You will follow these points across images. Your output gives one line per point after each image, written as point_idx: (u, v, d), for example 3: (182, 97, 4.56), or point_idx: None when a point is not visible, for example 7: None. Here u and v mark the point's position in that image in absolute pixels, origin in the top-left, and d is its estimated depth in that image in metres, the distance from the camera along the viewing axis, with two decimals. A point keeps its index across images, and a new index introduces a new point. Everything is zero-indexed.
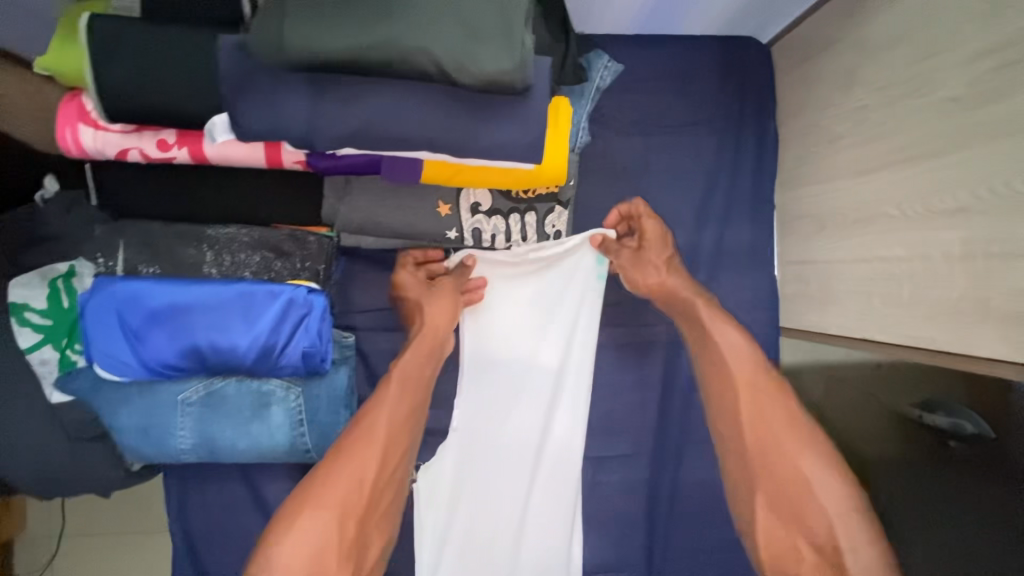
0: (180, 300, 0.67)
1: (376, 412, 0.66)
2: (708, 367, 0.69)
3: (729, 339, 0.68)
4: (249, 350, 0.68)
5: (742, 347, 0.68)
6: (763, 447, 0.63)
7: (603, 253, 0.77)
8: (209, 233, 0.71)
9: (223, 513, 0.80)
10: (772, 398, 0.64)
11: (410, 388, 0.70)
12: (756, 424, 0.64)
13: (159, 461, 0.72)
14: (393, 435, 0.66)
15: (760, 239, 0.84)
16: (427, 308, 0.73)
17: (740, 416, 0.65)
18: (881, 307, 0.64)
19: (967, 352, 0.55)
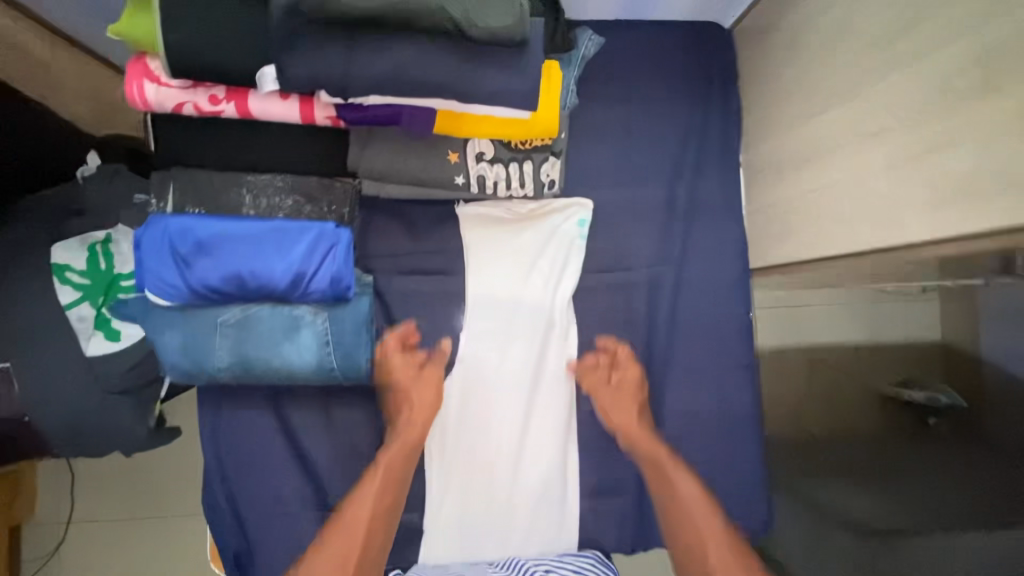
0: (223, 232, 0.77)
1: (360, 503, 0.77)
2: (665, 510, 0.82)
3: (684, 481, 0.82)
4: (284, 275, 0.77)
5: (698, 498, 0.81)
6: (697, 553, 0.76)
7: (585, 216, 0.92)
8: (248, 179, 0.81)
9: (252, 442, 0.87)
10: (712, 527, 0.78)
11: (389, 487, 0.80)
12: (698, 549, 0.77)
13: (200, 379, 0.80)
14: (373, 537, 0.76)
15: (729, 192, 0.96)
16: (413, 395, 0.86)
17: (687, 540, 0.78)
18: (830, 227, 0.75)
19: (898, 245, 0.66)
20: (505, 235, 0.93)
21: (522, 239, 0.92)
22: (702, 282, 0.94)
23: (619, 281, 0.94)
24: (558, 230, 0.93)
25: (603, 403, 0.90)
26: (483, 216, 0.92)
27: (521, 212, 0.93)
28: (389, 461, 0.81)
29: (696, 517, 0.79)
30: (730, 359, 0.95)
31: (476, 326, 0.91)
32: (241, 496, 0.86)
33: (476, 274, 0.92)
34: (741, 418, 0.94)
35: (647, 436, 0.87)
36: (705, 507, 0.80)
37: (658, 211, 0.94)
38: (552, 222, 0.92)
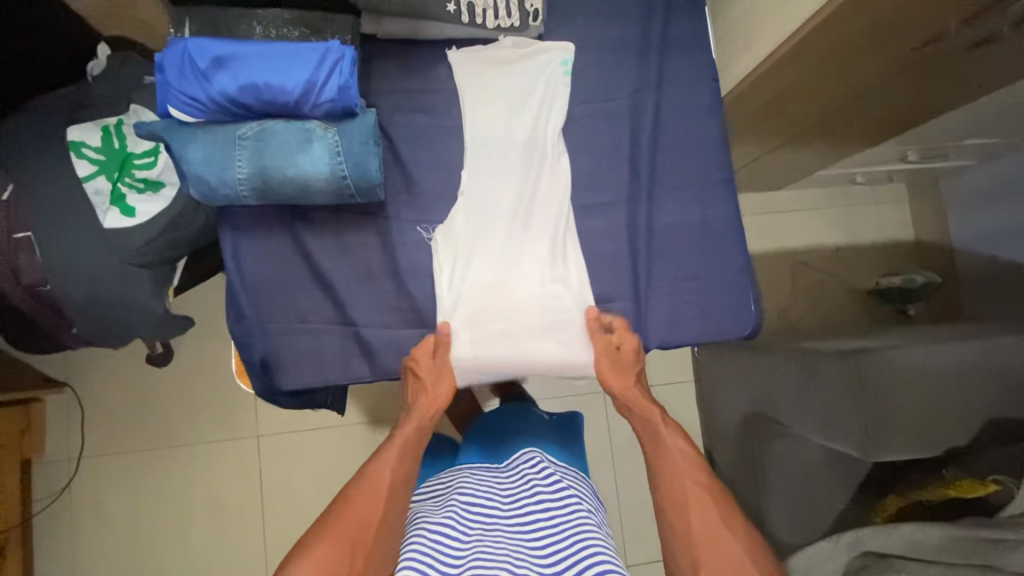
0: (237, 49, 0.83)
1: (373, 474, 0.78)
2: (650, 456, 0.84)
3: (676, 438, 0.83)
4: (295, 87, 0.84)
5: (689, 453, 0.82)
6: (676, 514, 0.76)
7: (569, 56, 0.99)
8: (258, 11, 0.89)
9: (272, 265, 0.92)
10: (695, 476, 0.79)
11: (405, 460, 0.82)
12: (680, 493, 0.77)
13: (221, 192, 0.86)
14: (394, 500, 0.77)
15: (697, 27, 1.05)
16: (427, 391, 0.88)
17: (663, 483, 0.80)
18: None
19: None
20: (496, 71, 0.99)
21: (513, 75, 0.99)
22: (678, 107, 1.03)
23: (603, 111, 1.02)
24: (546, 66, 0.99)
25: (601, 367, 0.92)
26: (475, 55, 0.99)
27: (512, 52, 1.00)
28: (404, 438, 0.84)
29: (683, 468, 0.79)
30: (708, 176, 1.02)
31: (475, 154, 0.97)
32: (264, 312, 0.92)
33: (472, 108, 0.98)
34: (723, 229, 1.02)
35: (645, 400, 0.90)
36: (692, 463, 0.80)
37: (635, 47, 1.03)
38: (539, 58, 0.99)
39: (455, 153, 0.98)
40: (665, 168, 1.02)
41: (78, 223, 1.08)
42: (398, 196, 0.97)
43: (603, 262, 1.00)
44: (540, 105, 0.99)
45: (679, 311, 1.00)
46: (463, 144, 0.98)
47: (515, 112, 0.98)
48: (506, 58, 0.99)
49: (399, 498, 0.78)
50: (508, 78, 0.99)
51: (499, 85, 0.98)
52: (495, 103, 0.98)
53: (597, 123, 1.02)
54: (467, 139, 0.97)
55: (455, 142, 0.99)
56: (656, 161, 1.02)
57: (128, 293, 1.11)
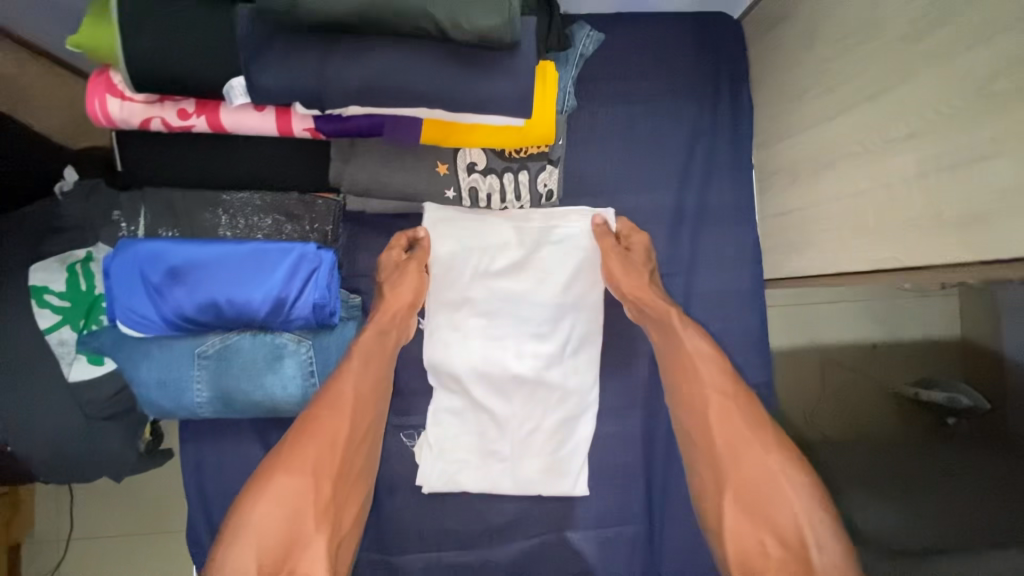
0: (196, 257, 0.72)
1: (341, 378, 0.69)
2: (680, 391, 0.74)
3: (694, 338, 0.74)
4: (263, 303, 0.72)
5: (711, 356, 0.73)
6: (699, 396, 0.72)
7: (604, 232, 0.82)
8: (224, 198, 0.76)
9: (238, 474, 0.82)
10: (720, 384, 0.71)
11: (373, 364, 0.73)
12: (702, 401, 0.71)
13: (177, 414, 0.75)
14: (360, 411, 0.69)
15: (741, 194, 0.89)
16: (391, 285, 0.76)
17: (692, 402, 0.72)
18: (853, 225, 0.69)
19: (920, 252, 0.60)
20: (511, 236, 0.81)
21: (530, 246, 0.81)
22: (713, 293, 0.89)
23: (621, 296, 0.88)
24: (573, 239, 0.82)
25: (614, 262, 0.78)
26: (482, 220, 0.81)
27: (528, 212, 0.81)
28: (367, 343, 0.73)
29: (705, 371, 0.72)
30: (743, 376, 0.89)
31: (482, 340, 0.81)
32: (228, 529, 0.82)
33: (473, 287, 0.81)
34: None
35: (658, 298, 0.78)
36: (721, 374, 0.72)
37: (664, 219, 0.89)
38: (564, 229, 0.82)
39: (451, 342, 0.80)
40: None
41: (37, 381, 0.98)
42: None
43: (617, 478, 0.87)
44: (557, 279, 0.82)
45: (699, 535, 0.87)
46: (462, 328, 0.81)
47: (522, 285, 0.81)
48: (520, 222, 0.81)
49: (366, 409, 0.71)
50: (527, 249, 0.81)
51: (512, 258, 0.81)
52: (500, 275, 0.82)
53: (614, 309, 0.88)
54: (473, 325, 0.81)
55: (454, 327, 0.81)
56: None
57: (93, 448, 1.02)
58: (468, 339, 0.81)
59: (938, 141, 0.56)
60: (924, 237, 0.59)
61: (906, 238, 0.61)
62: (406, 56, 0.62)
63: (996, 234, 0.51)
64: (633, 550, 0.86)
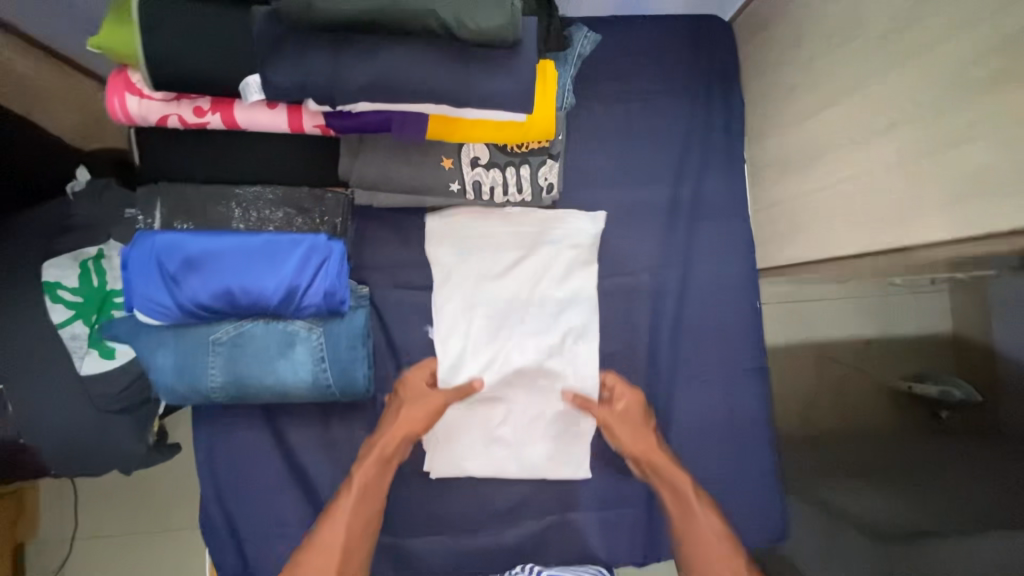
0: (211, 248, 0.75)
1: (334, 524, 0.72)
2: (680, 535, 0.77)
3: (709, 519, 0.76)
4: (276, 291, 0.75)
5: (714, 530, 0.75)
6: (706, 566, 0.73)
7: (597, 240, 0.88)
8: (237, 192, 0.79)
9: (248, 458, 0.85)
10: (722, 552, 0.73)
11: (366, 513, 0.75)
12: (710, 573, 0.72)
13: (192, 399, 0.78)
14: (353, 554, 0.72)
15: (734, 187, 0.93)
16: (403, 413, 0.80)
17: (692, 555, 0.75)
18: (841, 211, 0.72)
19: (904, 234, 0.63)
20: (510, 240, 0.87)
21: (528, 248, 0.87)
22: (708, 283, 0.92)
23: (620, 286, 0.92)
24: (569, 237, 0.87)
25: (615, 426, 0.83)
26: (482, 222, 0.86)
27: (526, 214, 0.86)
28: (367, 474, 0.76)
29: (710, 549, 0.74)
30: (738, 364, 0.92)
31: (487, 334, 0.86)
32: (238, 512, 0.84)
33: (478, 284, 0.86)
34: (749, 427, 0.92)
35: (671, 465, 0.81)
36: (723, 548, 0.73)
37: (660, 212, 0.92)
38: (559, 229, 0.87)
39: (457, 337, 0.85)
40: (688, 350, 0.91)
41: (51, 374, 1.01)
42: (390, 383, 0.88)
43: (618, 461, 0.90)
44: (552, 266, 0.87)
45: None
46: (468, 322, 0.86)
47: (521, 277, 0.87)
48: (518, 225, 0.87)
49: (358, 552, 0.72)
50: (526, 251, 0.87)
51: (512, 259, 0.87)
52: (498, 265, 0.87)
53: (612, 297, 0.92)
54: (478, 318, 0.86)
55: (461, 321, 0.86)
56: (677, 343, 0.91)
57: (105, 441, 1.04)
58: (473, 333, 0.85)
59: (919, 126, 0.59)
60: (906, 219, 0.62)
61: (890, 222, 0.64)
62: (415, 55, 0.65)
63: (972, 212, 0.55)
64: (633, 532, 0.89)
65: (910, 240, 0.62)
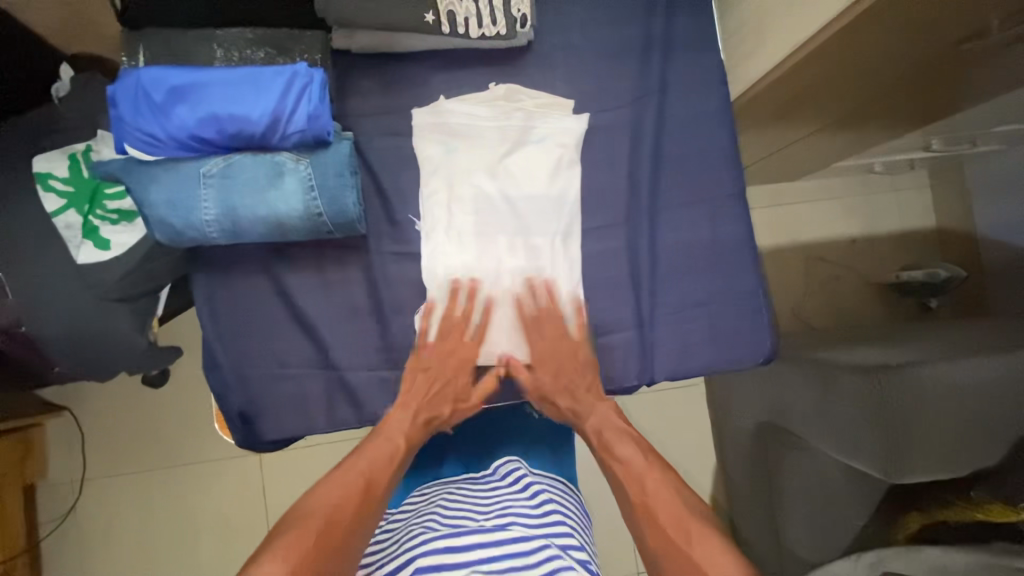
0: (195, 79, 0.76)
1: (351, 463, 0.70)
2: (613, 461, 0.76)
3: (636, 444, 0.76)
4: (261, 118, 0.77)
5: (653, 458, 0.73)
6: (640, 491, 0.70)
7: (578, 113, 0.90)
8: (218, 32, 0.81)
9: (247, 303, 0.87)
10: (664, 480, 0.70)
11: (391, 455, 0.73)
12: (649, 495, 0.69)
13: (188, 235, 0.80)
14: (369, 491, 0.68)
15: (704, 22, 0.95)
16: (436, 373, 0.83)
17: (632, 491, 0.71)
18: None
19: None
20: (495, 135, 0.91)
21: (513, 143, 0.91)
22: (683, 116, 0.95)
23: (599, 124, 0.94)
24: (555, 136, 0.91)
25: (552, 364, 0.86)
26: (474, 115, 0.90)
27: (512, 103, 0.91)
28: (388, 439, 0.75)
29: (647, 470, 0.72)
30: (719, 192, 0.94)
31: (471, 226, 0.89)
32: (241, 358, 0.86)
33: (465, 173, 0.89)
34: (735, 253, 0.94)
35: (606, 404, 0.83)
36: (656, 466, 0.72)
37: (634, 51, 0.94)
38: (545, 127, 0.91)
39: (444, 223, 0.88)
40: (669, 181, 0.94)
41: (50, 262, 1.02)
42: (381, 226, 0.90)
43: (609, 289, 0.93)
44: (534, 129, 0.91)
45: (688, 341, 0.93)
46: (452, 210, 0.88)
47: (507, 176, 0.89)
48: (502, 121, 0.90)
49: (371, 492, 0.68)
50: (511, 145, 0.90)
51: (499, 151, 0.90)
52: (477, 152, 0.90)
53: (591, 135, 0.94)
54: (464, 207, 0.88)
55: (444, 209, 0.88)
56: (658, 175, 0.94)
57: (107, 332, 1.06)
58: (455, 224, 0.88)
59: None
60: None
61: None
62: None
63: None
64: (629, 358, 0.91)
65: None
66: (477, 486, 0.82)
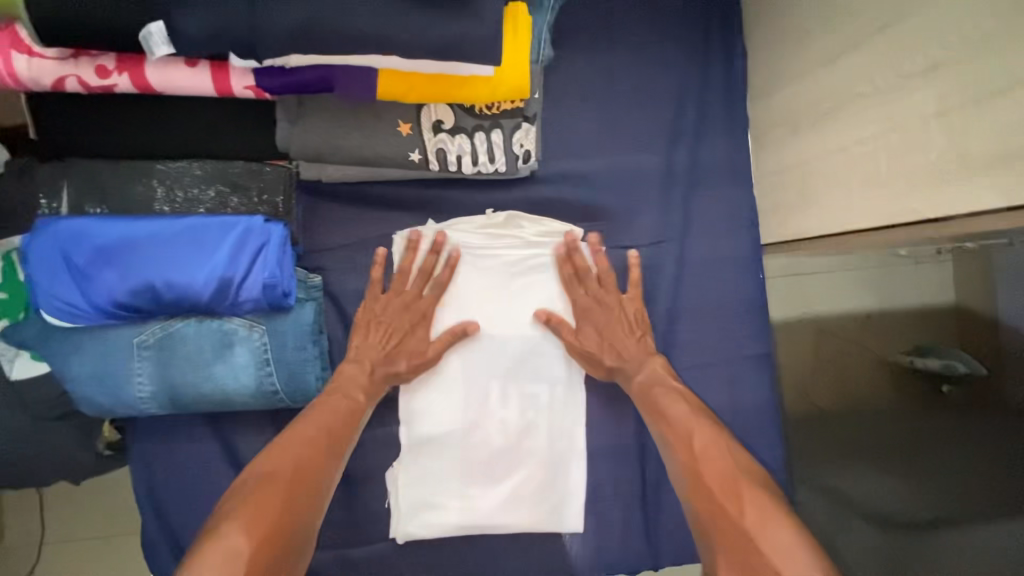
0: (128, 235, 0.64)
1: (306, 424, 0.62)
2: (662, 427, 0.66)
3: (683, 408, 0.67)
4: (206, 284, 0.64)
5: (703, 431, 0.63)
6: (706, 468, 0.59)
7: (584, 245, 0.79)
8: (159, 168, 0.67)
9: (194, 474, 0.75)
10: (725, 458, 0.59)
11: (345, 424, 0.65)
12: (710, 469, 0.58)
13: (118, 412, 0.67)
14: (321, 457, 0.60)
15: (736, 152, 0.82)
16: (406, 305, 0.75)
17: (702, 469, 0.59)
18: (878, 171, 0.61)
19: (961, 202, 0.53)
20: (489, 267, 0.79)
21: (507, 276, 0.79)
22: (705, 261, 0.82)
23: (608, 267, 0.82)
24: (559, 267, 0.79)
25: (598, 321, 0.76)
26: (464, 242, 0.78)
27: (510, 232, 0.79)
28: (339, 406, 0.66)
29: (705, 442, 0.61)
30: (741, 349, 0.83)
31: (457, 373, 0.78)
32: (186, 538, 0.74)
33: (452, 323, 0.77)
34: (754, 417, 0.83)
35: (663, 363, 0.74)
36: (709, 433, 0.63)
37: (654, 183, 0.81)
38: (547, 257, 0.79)
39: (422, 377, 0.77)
40: (684, 334, 0.82)
41: None
42: None
43: (609, 456, 0.82)
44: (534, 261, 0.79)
45: None
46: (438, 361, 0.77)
47: (501, 315, 0.78)
48: (499, 251, 0.79)
49: (314, 468, 0.59)
50: (506, 280, 0.79)
51: (493, 291, 0.78)
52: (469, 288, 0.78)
53: (599, 279, 0.81)
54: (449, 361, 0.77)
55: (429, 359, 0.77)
56: (672, 328, 0.82)
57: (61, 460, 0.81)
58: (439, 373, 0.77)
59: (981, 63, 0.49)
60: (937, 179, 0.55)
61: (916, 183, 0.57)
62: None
63: (1019, 166, 0.47)
64: (628, 537, 0.81)
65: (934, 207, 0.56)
66: None
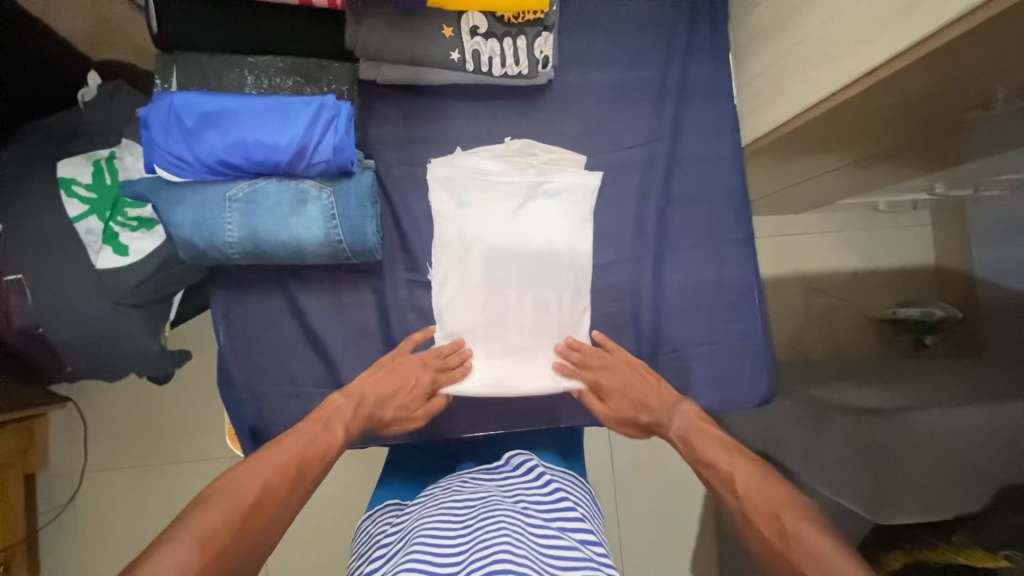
0: (224, 105, 0.78)
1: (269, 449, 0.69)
2: (693, 461, 0.75)
3: (719, 452, 0.73)
4: (288, 148, 0.79)
5: (737, 462, 0.71)
6: (745, 493, 0.66)
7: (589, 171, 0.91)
8: (249, 60, 0.83)
9: (264, 323, 0.90)
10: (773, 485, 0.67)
11: (311, 457, 0.71)
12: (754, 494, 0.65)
13: (210, 254, 0.83)
14: (278, 476, 0.65)
15: (720, 71, 0.99)
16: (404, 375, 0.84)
17: (735, 483, 0.68)
18: (826, 53, 0.76)
19: (881, 58, 0.67)
20: (506, 189, 0.90)
21: (523, 198, 0.90)
22: (692, 160, 0.98)
23: (611, 164, 0.97)
24: (565, 189, 0.90)
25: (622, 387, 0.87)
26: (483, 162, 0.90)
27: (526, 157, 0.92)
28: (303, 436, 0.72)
29: (741, 476, 0.68)
30: (724, 234, 0.98)
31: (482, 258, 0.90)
32: (254, 375, 0.89)
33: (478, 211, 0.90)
34: (737, 293, 0.97)
35: (691, 415, 0.82)
36: (747, 469, 0.69)
37: (651, 94, 0.97)
38: (557, 181, 0.90)
39: (456, 254, 0.90)
40: (676, 220, 0.97)
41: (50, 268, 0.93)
42: (396, 253, 0.93)
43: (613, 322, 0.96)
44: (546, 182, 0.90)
45: (691, 378, 0.95)
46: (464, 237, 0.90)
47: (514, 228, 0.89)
48: (513, 175, 0.90)
49: (275, 488, 0.64)
50: (521, 200, 0.90)
51: (509, 208, 0.90)
52: (485, 206, 0.90)
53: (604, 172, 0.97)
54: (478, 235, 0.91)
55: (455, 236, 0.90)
56: (665, 215, 0.97)
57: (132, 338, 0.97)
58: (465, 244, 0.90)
59: None
60: (859, 48, 0.71)
61: (848, 55, 0.72)
62: None
63: (915, 19, 0.62)
64: None
65: (858, 71, 0.71)
66: (489, 475, 0.82)
